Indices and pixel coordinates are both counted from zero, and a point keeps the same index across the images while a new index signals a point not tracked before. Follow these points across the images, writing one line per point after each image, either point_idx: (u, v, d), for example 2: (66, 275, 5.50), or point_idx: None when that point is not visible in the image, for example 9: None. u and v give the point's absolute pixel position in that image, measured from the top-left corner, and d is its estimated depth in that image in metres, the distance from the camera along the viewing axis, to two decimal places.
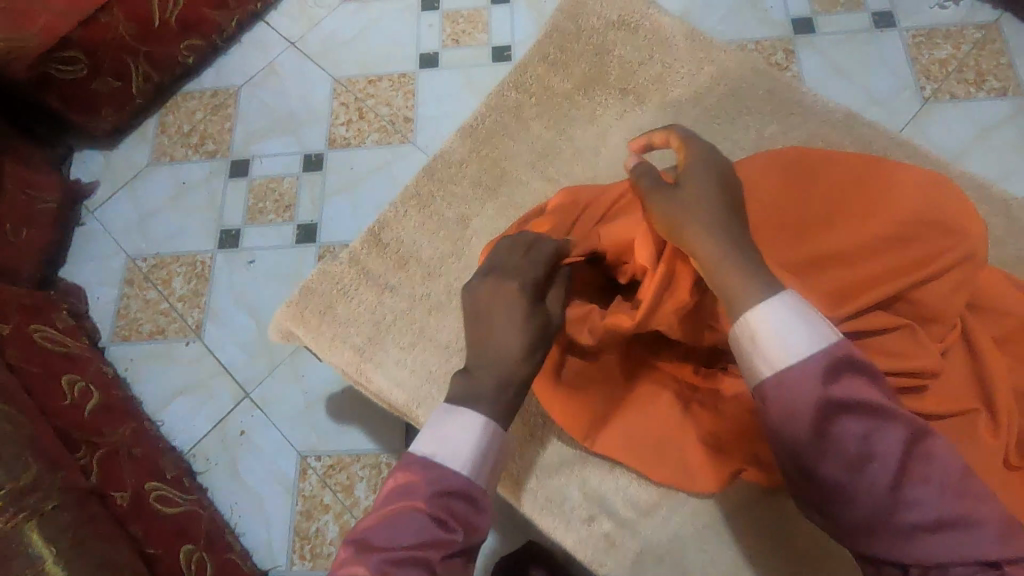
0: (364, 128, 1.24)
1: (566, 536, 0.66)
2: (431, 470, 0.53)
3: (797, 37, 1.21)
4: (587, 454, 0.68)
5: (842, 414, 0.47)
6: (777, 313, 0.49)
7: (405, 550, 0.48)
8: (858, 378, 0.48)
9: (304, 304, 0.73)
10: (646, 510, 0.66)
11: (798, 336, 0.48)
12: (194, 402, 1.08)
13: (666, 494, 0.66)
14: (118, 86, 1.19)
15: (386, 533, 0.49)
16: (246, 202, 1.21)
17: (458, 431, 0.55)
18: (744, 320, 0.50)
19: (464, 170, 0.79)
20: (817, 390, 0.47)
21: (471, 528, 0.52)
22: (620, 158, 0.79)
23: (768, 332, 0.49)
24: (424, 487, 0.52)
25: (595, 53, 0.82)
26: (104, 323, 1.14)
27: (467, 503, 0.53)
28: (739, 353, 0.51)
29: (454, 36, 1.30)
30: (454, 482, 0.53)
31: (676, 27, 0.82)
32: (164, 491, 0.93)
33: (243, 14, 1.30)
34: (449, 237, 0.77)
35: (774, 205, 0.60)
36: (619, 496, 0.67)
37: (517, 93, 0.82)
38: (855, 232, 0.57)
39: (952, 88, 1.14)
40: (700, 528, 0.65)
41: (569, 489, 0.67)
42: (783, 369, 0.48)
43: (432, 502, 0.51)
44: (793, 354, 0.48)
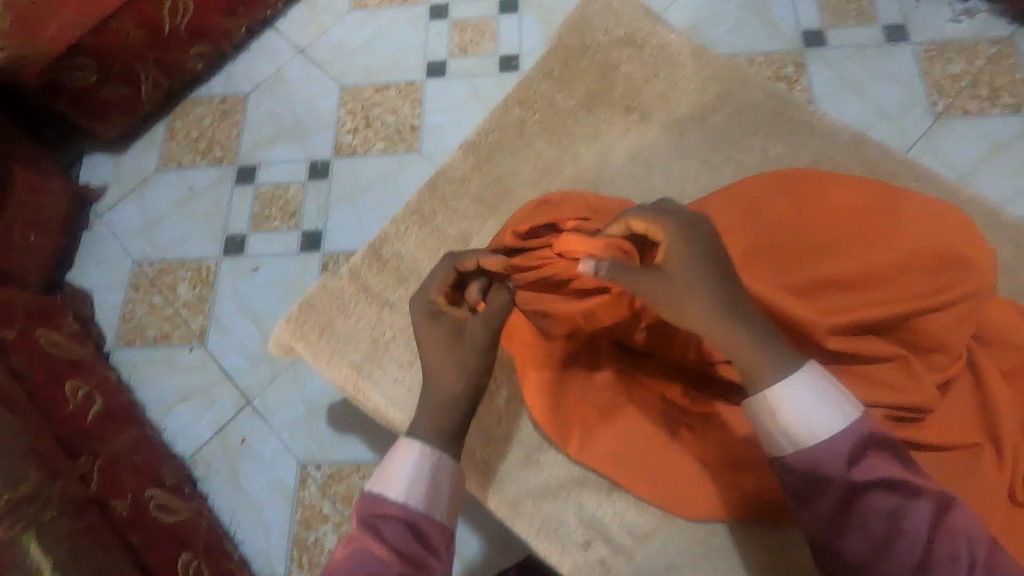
0: (370, 136, 1.24)
1: (561, 560, 0.65)
2: (372, 502, 0.54)
3: (807, 50, 1.19)
4: (584, 477, 0.68)
5: (871, 493, 0.48)
6: (802, 393, 0.50)
7: None
8: (882, 454, 0.49)
9: (303, 319, 0.73)
10: (642, 536, 0.65)
11: (822, 417, 0.50)
12: (196, 409, 1.08)
13: (662, 520, 0.65)
14: (128, 92, 1.20)
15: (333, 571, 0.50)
16: (252, 209, 1.22)
17: (390, 462, 0.56)
18: (765, 396, 0.51)
19: (467, 186, 0.79)
20: (843, 471, 0.49)
21: (422, 560, 0.51)
22: (622, 177, 0.79)
23: (793, 411, 0.50)
24: (365, 519, 0.53)
25: (600, 69, 0.82)
26: (109, 327, 1.15)
27: (415, 535, 0.53)
28: (765, 425, 0.52)
29: (461, 45, 1.30)
30: (397, 515, 0.53)
31: (682, 44, 0.82)
32: (164, 498, 0.93)
33: (253, 21, 1.31)
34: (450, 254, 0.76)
35: (780, 227, 0.60)
36: (615, 520, 0.66)
37: (521, 109, 0.81)
38: (859, 259, 0.56)
39: (964, 103, 1.12)
40: (698, 556, 0.63)
41: (565, 512, 0.67)
42: (804, 449, 0.50)
43: (372, 538, 0.52)
44: (820, 437, 0.49)
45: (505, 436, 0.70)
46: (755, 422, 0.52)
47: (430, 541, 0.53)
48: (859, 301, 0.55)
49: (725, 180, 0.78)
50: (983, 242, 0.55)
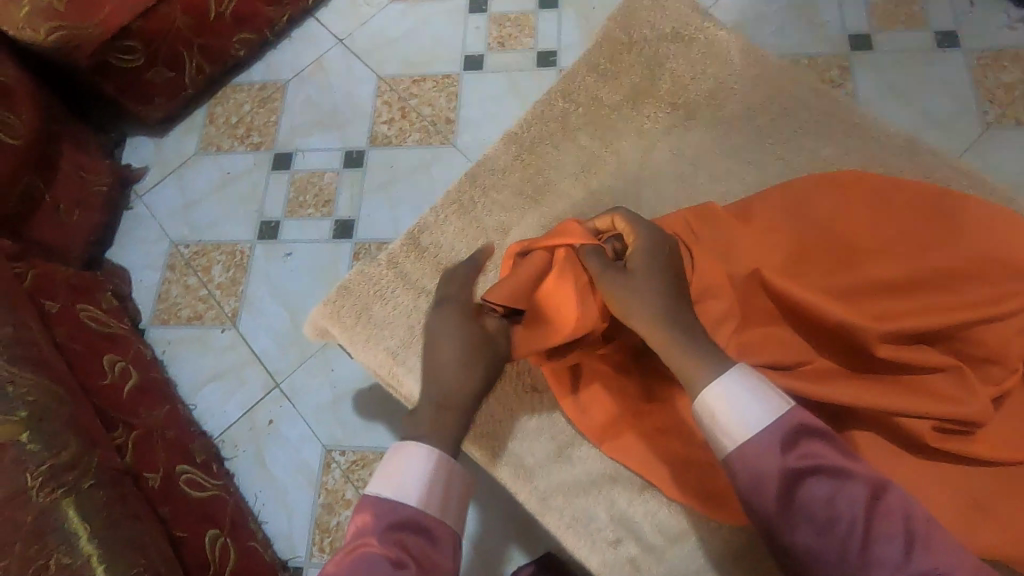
0: (406, 127, 1.25)
1: (590, 557, 0.65)
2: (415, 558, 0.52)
3: (854, 54, 1.17)
4: (616, 475, 0.67)
5: (807, 478, 0.49)
6: (736, 394, 0.52)
7: None
8: (815, 440, 0.50)
9: (341, 303, 0.73)
10: (674, 537, 0.64)
11: (757, 418, 0.51)
12: (226, 388, 1.10)
13: (695, 522, 0.64)
14: (172, 76, 1.22)
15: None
16: (287, 195, 1.23)
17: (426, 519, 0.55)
18: (717, 404, 0.52)
19: (507, 177, 0.79)
20: (847, 487, 0.48)
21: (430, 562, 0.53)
22: (664, 174, 0.78)
23: (733, 414, 0.52)
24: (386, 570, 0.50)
25: (647, 65, 0.81)
26: (145, 305, 1.18)
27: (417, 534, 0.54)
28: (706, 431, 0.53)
29: (500, 39, 1.30)
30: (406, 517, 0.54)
31: (731, 42, 0.81)
32: (194, 475, 0.94)
33: (295, 11, 1.33)
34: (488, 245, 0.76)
35: (827, 229, 0.60)
36: (647, 520, 0.65)
37: (564, 103, 0.81)
38: (910, 265, 0.55)
39: (1018, 113, 1.09)
40: (731, 562, 0.62)
41: (596, 508, 0.66)
42: (742, 443, 0.51)
43: (385, 540, 0.52)
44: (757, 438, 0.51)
45: (537, 428, 0.70)
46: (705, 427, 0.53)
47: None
48: (907, 306, 0.54)
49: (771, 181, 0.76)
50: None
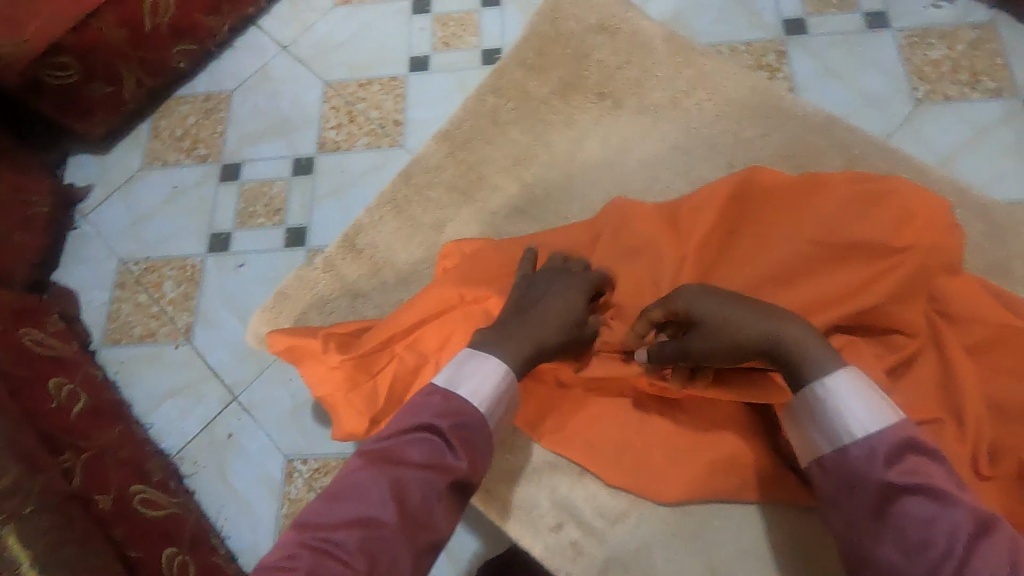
0: (354, 131, 1.25)
1: (535, 543, 0.71)
2: (404, 442, 0.57)
3: (789, 38, 1.20)
4: (554, 463, 0.72)
5: (906, 496, 0.51)
6: (841, 389, 0.55)
7: (415, 476, 0.55)
8: (923, 458, 0.52)
9: (278, 310, 0.80)
10: (613, 518, 0.70)
11: (855, 417, 0.54)
12: (183, 404, 1.08)
13: (632, 502, 0.69)
14: (111, 91, 1.20)
15: (409, 455, 0.56)
16: (237, 206, 1.22)
17: (473, 416, 0.59)
18: (814, 387, 0.56)
19: (439, 174, 0.83)
20: (949, 514, 0.49)
21: (472, 462, 0.58)
22: (594, 162, 0.81)
23: (836, 407, 0.55)
24: (431, 464, 0.56)
25: (575, 57, 0.86)
26: (96, 326, 1.15)
27: (468, 435, 0.59)
28: (805, 420, 0.58)
29: (444, 39, 1.30)
30: (458, 409, 0.59)
31: (654, 30, 0.87)
32: (148, 493, 0.93)
33: (236, 19, 1.31)
34: (423, 243, 0.80)
35: (724, 226, 0.70)
36: (587, 503, 0.70)
37: (494, 98, 0.85)
38: (795, 253, 0.66)
39: (945, 89, 1.13)
40: (667, 537, 0.68)
41: (538, 496, 0.72)
42: (842, 448, 0.55)
43: (434, 428, 0.58)
44: (855, 435, 0.54)
45: None
46: (802, 414, 0.58)
47: (439, 516, 0.55)
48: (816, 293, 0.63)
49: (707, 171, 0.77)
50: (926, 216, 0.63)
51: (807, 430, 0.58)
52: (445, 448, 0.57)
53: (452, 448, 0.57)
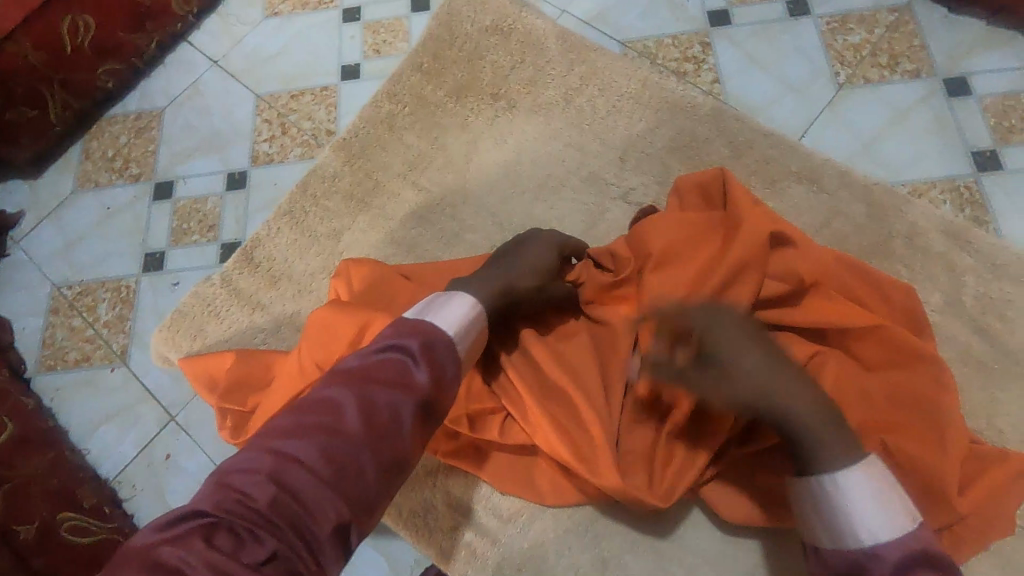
0: (287, 143, 1.24)
1: (429, 546, 0.77)
2: (363, 358, 0.54)
3: (713, 30, 1.21)
4: (450, 468, 0.79)
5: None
6: (856, 484, 0.54)
7: (384, 388, 0.52)
8: (932, 573, 0.50)
9: (177, 329, 0.85)
10: (506, 518, 0.77)
11: (873, 520, 0.53)
12: (120, 428, 1.07)
13: (524, 504, 0.77)
14: (35, 114, 1.19)
15: (375, 370, 0.53)
16: (170, 224, 1.20)
17: (441, 337, 0.57)
18: (823, 481, 0.55)
19: (337, 182, 0.91)
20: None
21: (441, 382, 0.55)
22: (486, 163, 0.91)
23: (843, 505, 0.54)
24: (407, 378, 0.53)
25: (468, 60, 0.96)
26: (29, 353, 1.14)
27: (448, 353, 0.57)
28: (808, 503, 0.57)
29: (375, 46, 1.29)
30: (428, 329, 0.58)
31: (547, 29, 0.97)
32: (78, 520, 0.95)
33: (163, 35, 1.30)
34: (320, 253, 0.88)
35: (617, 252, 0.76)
36: (482, 505, 0.78)
37: (389, 104, 0.94)
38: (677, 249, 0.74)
39: (865, 72, 1.14)
40: (557, 535, 0.76)
41: (435, 499, 0.79)
42: (841, 542, 0.54)
43: (415, 344, 0.55)
44: (865, 537, 0.52)
45: None
46: (802, 501, 0.57)
47: (408, 435, 0.51)
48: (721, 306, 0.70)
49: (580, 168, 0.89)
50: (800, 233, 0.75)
51: (804, 514, 0.57)
52: (411, 364, 0.54)
53: (416, 363, 0.54)
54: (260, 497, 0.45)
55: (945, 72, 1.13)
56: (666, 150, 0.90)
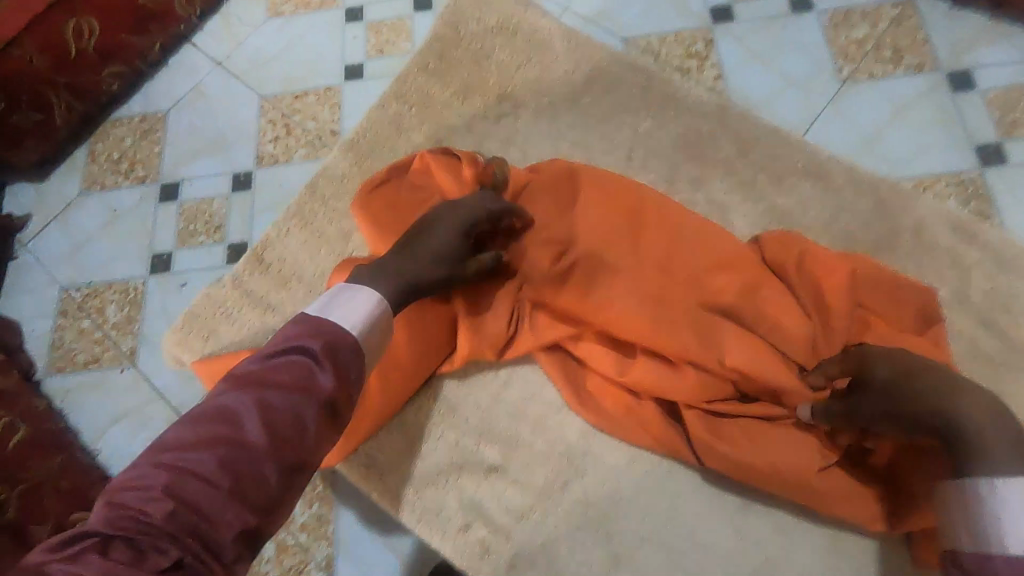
0: (291, 144, 1.24)
1: (444, 544, 0.78)
2: (266, 367, 0.56)
3: (716, 26, 1.21)
4: (462, 466, 0.80)
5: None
6: (1016, 506, 0.52)
7: (280, 390, 0.55)
8: None
9: (188, 332, 0.85)
10: (519, 514, 0.78)
11: (1015, 527, 0.51)
12: (130, 429, 1.08)
13: (537, 499, 0.78)
14: (41, 118, 1.19)
15: (272, 373, 0.56)
16: (177, 226, 1.21)
17: (345, 339, 0.60)
18: (980, 486, 0.54)
19: (345, 183, 0.91)
20: None
21: (343, 380, 0.58)
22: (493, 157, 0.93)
23: (1008, 520, 0.52)
24: (312, 383, 0.56)
25: (474, 58, 0.97)
26: (39, 355, 1.14)
27: (346, 349, 0.60)
28: (956, 510, 0.56)
29: (378, 46, 1.30)
30: (327, 326, 0.61)
31: (552, 28, 0.98)
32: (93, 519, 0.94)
33: (167, 37, 1.30)
34: (330, 252, 0.89)
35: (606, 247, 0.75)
36: (494, 502, 0.79)
37: (396, 104, 0.95)
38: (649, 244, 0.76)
39: (869, 67, 1.14)
40: (569, 530, 0.77)
41: (448, 497, 0.79)
42: (986, 553, 0.52)
43: (309, 344, 0.58)
44: (1000, 543, 0.51)
45: (387, 430, 0.82)
46: (951, 509, 0.56)
47: (312, 434, 0.55)
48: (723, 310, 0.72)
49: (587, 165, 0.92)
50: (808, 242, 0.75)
51: (948, 522, 0.56)
52: (315, 366, 0.57)
53: (319, 366, 0.57)
54: (157, 513, 0.46)
55: (948, 66, 1.13)
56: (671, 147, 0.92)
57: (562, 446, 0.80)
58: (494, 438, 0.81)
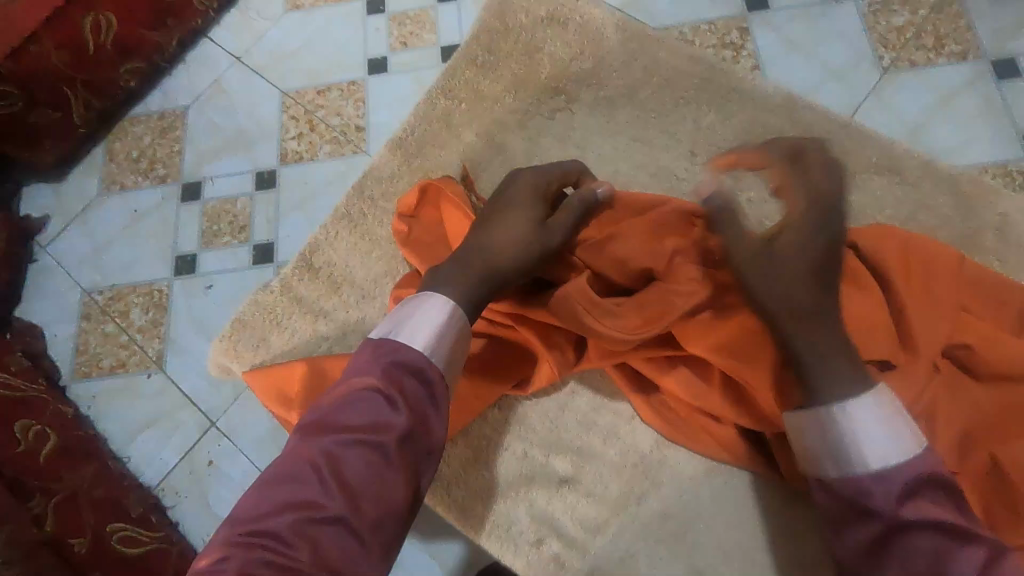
0: (315, 140, 1.21)
1: (517, 559, 0.78)
2: (341, 405, 0.55)
3: (751, 14, 1.17)
4: (530, 477, 0.80)
5: (913, 531, 0.51)
6: (862, 409, 0.56)
7: (356, 434, 0.53)
8: (939, 490, 0.52)
9: (236, 340, 0.90)
10: (594, 527, 0.78)
11: (876, 437, 0.54)
12: (161, 436, 1.06)
13: (612, 512, 0.78)
14: (59, 116, 1.16)
15: (346, 410, 0.55)
16: (200, 226, 1.18)
17: (429, 374, 0.59)
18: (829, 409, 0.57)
19: (395, 183, 0.95)
20: (892, 505, 0.52)
21: (418, 415, 0.56)
22: (547, 156, 0.94)
23: (852, 427, 0.56)
24: (390, 419, 0.54)
25: (524, 53, 0.99)
26: (63, 360, 1.12)
27: (422, 381, 0.58)
28: (805, 445, 0.59)
29: (401, 39, 1.26)
30: (399, 350, 0.59)
31: (607, 20, 0.99)
32: (129, 531, 0.94)
33: (185, 32, 1.26)
34: (381, 258, 0.92)
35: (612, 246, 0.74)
36: (568, 516, 0.79)
37: (445, 100, 0.97)
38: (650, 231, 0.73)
39: (911, 55, 1.11)
40: (646, 544, 0.76)
41: (516, 510, 0.80)
42: (851, 472, 0.55)
43: (385, 379, 0.57)
44: (869, 458, 0.54)
45: (452, 440, 0.82)
46: (804, 437, 0.59)
47: (390, 480, 0.53)
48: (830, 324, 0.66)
49: (638, 166, 0.93)
50: (912, 241, 0.69)
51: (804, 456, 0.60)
52: (386, 401, 0.55)
53: (391, 400, 0.55)
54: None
55: (993, 53, 1.10)
56: (734, 141, 0.92)
57: (635, 457, 0.79)
58: (564, 450, 0.81)
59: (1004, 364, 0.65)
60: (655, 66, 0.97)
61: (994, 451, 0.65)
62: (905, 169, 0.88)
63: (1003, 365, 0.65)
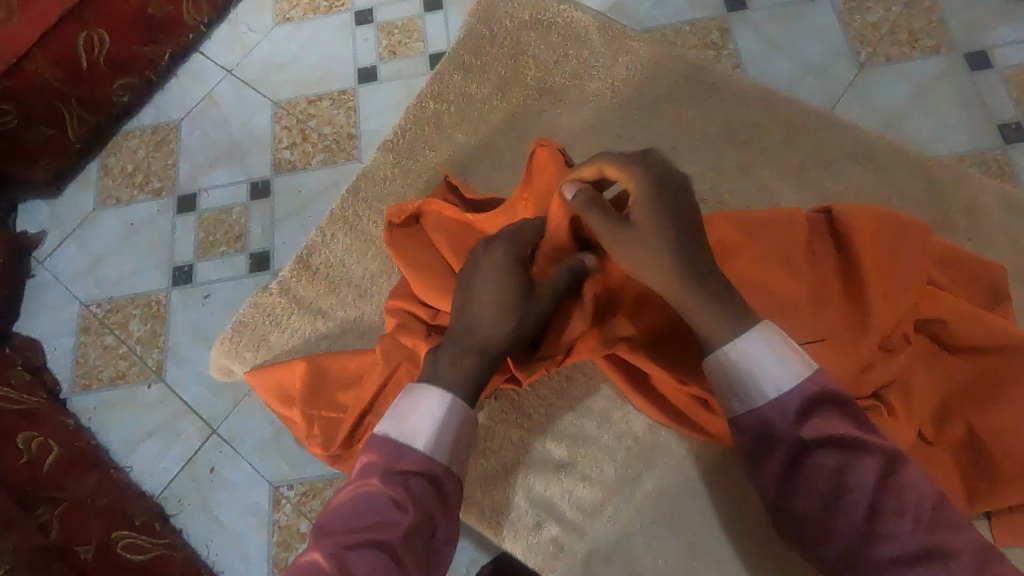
0: (308, 149, 1.23)
1: (518, 545, 0.80)
2: (343, 513, 0.61)
3: (730, 15, 1.20)
4: (529, 465, 0.82)
5: (815, 451, 0.58)
6: (750, 349, 0.61)
7: (361, 529, 0.60)
8: (832, 412, 0.59)
9: (237, 341, 0.92)
10: (591, 511, 0.80)
11: (768, 372, 0.60)
12: (163, 444, 1.07)
13: (608, 496, 0.80)
14: (54, 133, 1.18)
15: (352, 513, 0.61)
16: (196, 237, 1.20)
17: (432, 469, 0.63)
18: (724, 351, 0.61)
19: (389, 185, 0.97)
20: (792, 429, 0.59)
21: (424, 508, 0.62)
22: None
23: (748, 369, 0.60)
24: (394, 518, 0.60)
25: (511, 57, 1.01)
26: (63, 373, 1.13)
27: (428, 482, 0.63)
28: (715, 388, 0.63)
29: (390, 48, 1.28)
30: (409, 457, 0.63)
31: (588, 24, 1.02)
32: (133, 538, 0.94)
33: (176, 47, 1.28)
34: (377, 258, 0.94)
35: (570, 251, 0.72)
36: (566, 501, 0.80)
37: (435, 104, 1.00)
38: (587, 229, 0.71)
39: (886, 50, 1.15)
40: (643, 525, 0.78)
41: (516, 498, 0.81)
42: (755, 407, 0.60)
43: (388, 481, 0.62)
44: (769, 394, 0.60)
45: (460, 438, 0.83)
46: (713, 385, 0.63)
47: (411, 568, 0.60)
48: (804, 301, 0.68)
49: None
50: (884, 214, 0.71)
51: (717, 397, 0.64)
52: (395, 504, 0.61)
53: (400, 503, 0.61)
54: None
55: (964, 46, 1.13)
56: (717, 135, 0.95)
57: (628, 440, 0.81)
58: (560, 437, 0.83)
59: (975, 334, 0.67)
60: (639, 66, 1.00)
61: (971, 418, 0.67)
62: (884, 158, 0.91)
63: (974, 336, 0.67)
